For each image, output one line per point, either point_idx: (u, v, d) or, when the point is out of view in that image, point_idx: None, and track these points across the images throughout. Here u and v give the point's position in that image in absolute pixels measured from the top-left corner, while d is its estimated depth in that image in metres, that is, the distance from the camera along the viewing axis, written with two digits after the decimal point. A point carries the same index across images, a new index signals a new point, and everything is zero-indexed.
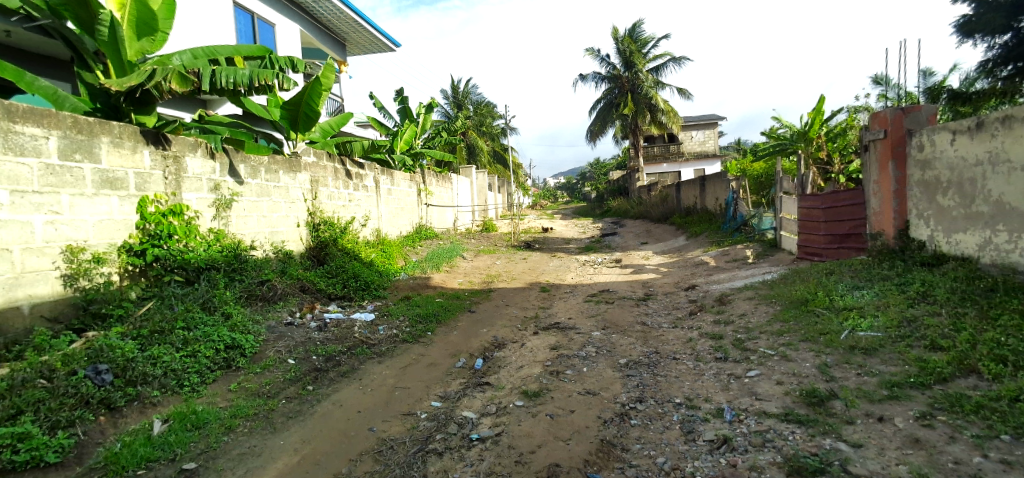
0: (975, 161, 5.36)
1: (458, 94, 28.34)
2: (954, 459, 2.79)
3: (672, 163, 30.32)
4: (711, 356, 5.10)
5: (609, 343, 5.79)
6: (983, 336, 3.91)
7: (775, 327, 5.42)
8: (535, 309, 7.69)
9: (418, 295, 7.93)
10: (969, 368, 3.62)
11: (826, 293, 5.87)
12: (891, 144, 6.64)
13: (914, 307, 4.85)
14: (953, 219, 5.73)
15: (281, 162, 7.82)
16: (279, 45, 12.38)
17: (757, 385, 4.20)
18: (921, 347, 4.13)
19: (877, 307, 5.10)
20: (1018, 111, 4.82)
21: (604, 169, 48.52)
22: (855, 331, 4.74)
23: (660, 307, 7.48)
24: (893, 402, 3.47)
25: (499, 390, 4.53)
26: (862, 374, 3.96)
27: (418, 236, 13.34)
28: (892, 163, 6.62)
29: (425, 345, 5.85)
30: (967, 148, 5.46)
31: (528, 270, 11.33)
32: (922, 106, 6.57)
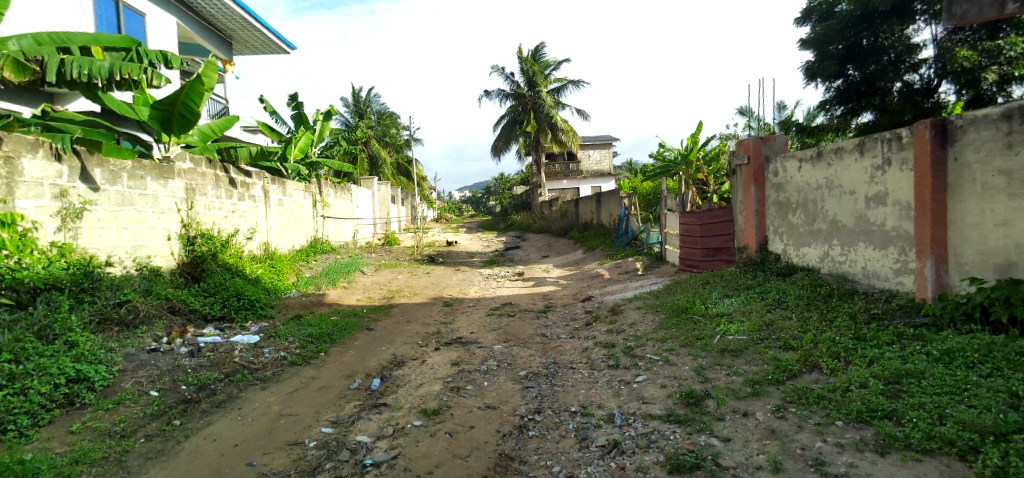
0: (816, 185, 6.22)
1: (359, 103, 27.43)
2: (801, 445, 3.18)
3: (571, 180, 31.69)
4: (604, 364, 5.37)
5: (509, 356, 5.87)
6: (824, 336, 4.51)
7: (659, 334, 5.85)
8: (437, 324, 7.58)
9: (311, 314, 7.45)
10: (812, 364, 4.15)
11: (702, 301, 6.45)
12: (754, 169, 7.50)
13: (772, 312, 5.49)
14: (801, 235, 6.61)
15: (149, 167, 7.01)
16: (150, 37, 11.17)
17: (643, 390, 4.49)
18: (777, 347, 4.68)
19: (743, 312, 5.69)
20: (845, 144, 5.70)
21: (508, 183, 49.49)
22: (725, 335, 5.25)
23: (559, 318, 7.74)
24: (755, 398, 3.88)
25: (396, 411, 4.38)
26: (731, 374, 4.39)
27: (312, 250, 12.60)
28: (754, 185, 7.50)
29: (316, 367, 5.51)
30: (810, 174, 6.34)
31: (430, 284, 11.17)
32: (777, 137, 7.37)
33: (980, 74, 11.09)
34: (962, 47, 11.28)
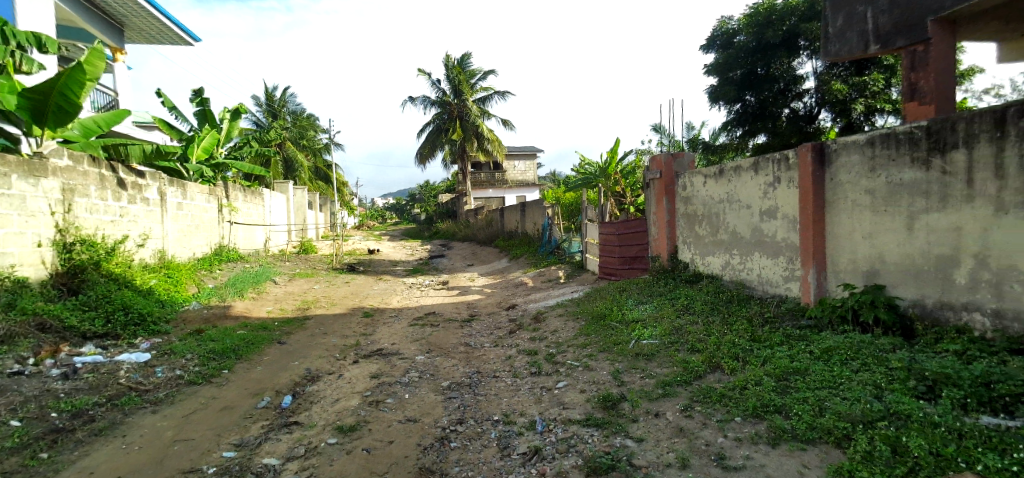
0: (719, 199, 6.72)
1: (273, 103, 25.97)
2: (705, 441, 3.39)
3: (497, 189, 31.76)
4: (526, 372, 5.43)
5: (431, 367, 5.77)
6: (725, 338, 4.86)
7: (579, 340, 6.02)
8: (356, 336, 7.28)
9: (213, 328, 6.88)
10: (715, 365, 4.46)
11: (619, 308, 6.73)
12: (665, 183, 7.97)
13: (681, 317, 5.84)
14: (706, 245, 7.10)
15: (15, 163, 6.18)
16: (20, 17, 9.89)
17: (564, 395, 4.58)
18: (685, 350, 4.97)
19: (655, 318, 6.00)
20: (742, 162, 6.21)
21: (433, 191, 48.91)
22: (640, 340, 5.50)
23: (482, 327, 7.73)
24: (665, 398, 4.10)
25: (308, 429, 4.15)
26: (644, 377, 4.61)
27: (216, 258, 11.68)
28: (665, 198, 7.97)
29: (218, 385, 5.10)
30: (714, 189, 6.84)
31: (349, 294, 10.74)
32: (684, 154, 7.87)
33: (851, 104, 12.64)
34: (838, 80, 12.65)
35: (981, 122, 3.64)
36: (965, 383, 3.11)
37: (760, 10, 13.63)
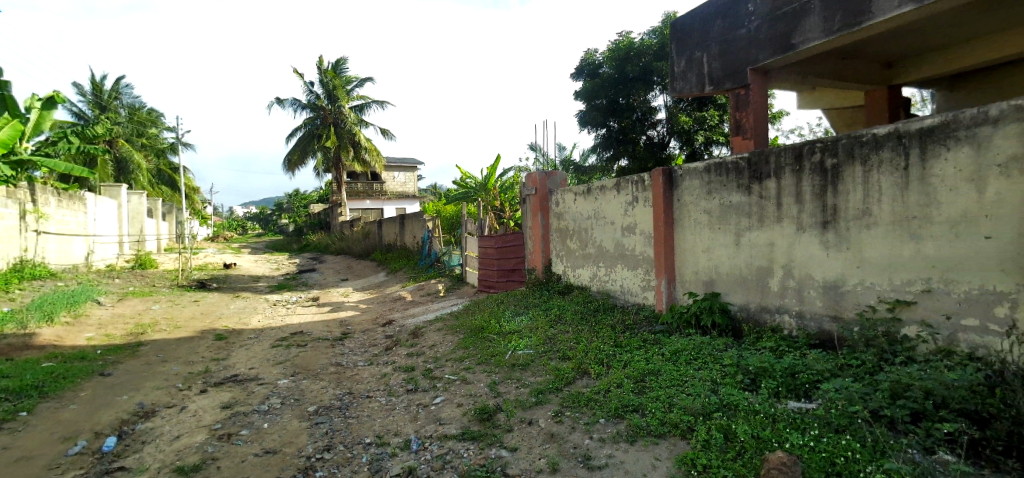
0: (587, 215, 7.20)
1: (102, 94, 22.40)
2: (574, 444, 3.58)
3: (374, 200, 30.64)
4: (402, 390, 5.26)
5: (296, 391, 5.35)
6: (592, 345, 5.19)
7: (457, 354, 6.00)
8: (205, 362, 6.48)
9: (9, 362, 5.67)
10: (583, 370, 4.73)
11: (496, 320, 6.84)
12: (540, 199, 8.35)
13: (554, 327, 6.11)
14: (576, 258, 7.55)
15: None
16: None
17: (441, 411, 4.53)
18: (557, 358, 5.21)
19: (530, 329, 6.20)
20: (607, 182, 6.73)
21: (302, 200, 45.63)
22: (515, 350, 5.64)
23: (356, 345, 7.36)
24: (538, 406, 4.25)
25: (139, 475, 3.59)
26: (519, 386, 4.73)
27: (15, 276, 9.68)
28: (540, 213, 8.35)
29: (14, 432, 4.20)
30: (583, 205, 7.31)
31: (198, 315, 9.55)
32: (558, 172, 8.35)
33: (694, 135, 14.33)
34: (683, 113, 14.28)
35: (786, 156, 4.35)
36: (778, 374, 3.67)
37: (621, 46, 14.97)
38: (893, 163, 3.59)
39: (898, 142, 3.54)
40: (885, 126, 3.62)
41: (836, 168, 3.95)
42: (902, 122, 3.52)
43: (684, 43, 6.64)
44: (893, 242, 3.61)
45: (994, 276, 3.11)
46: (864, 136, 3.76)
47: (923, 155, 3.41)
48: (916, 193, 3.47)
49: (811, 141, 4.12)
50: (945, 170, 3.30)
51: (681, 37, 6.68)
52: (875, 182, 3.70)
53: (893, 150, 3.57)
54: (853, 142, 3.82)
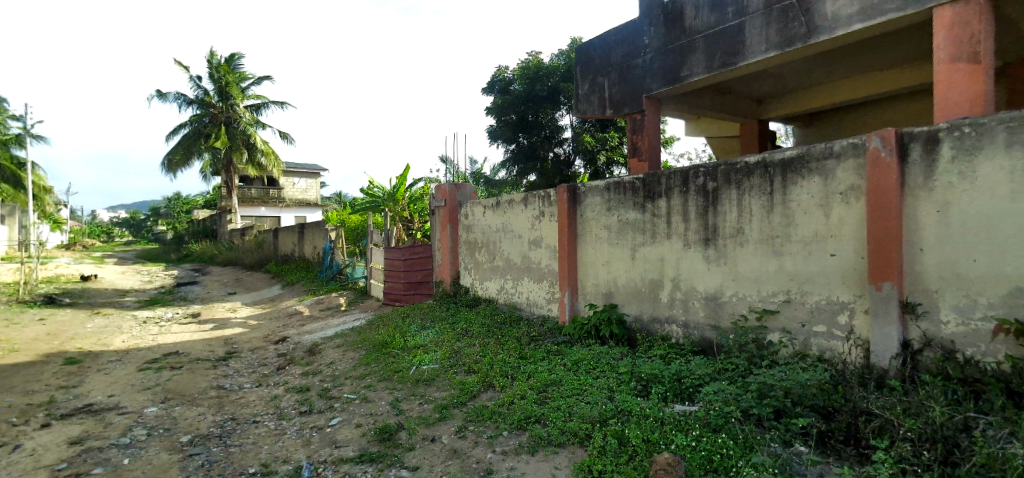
0: (495, 228, 7.29)
1: None
2: (476, 459, 3.56)
3: (270, 207, 28.57)
4: (295, 412, 4.92)
5: (167, 420, 4.79)
6: (497, 358, 5.22)
7: (357, 371, 5.74)
8: (50, 391, 5.60)
9: None
10: (489, 383, 4.74)
11: (401, 335, 6.65)
12: (449, 211, 8.30)
13: (460, 340, 6.06)
14: (485, 270, 7.58)
15: None
16: None
17: (337, 433, 4.30)
18: (462, 372, 5.17)
19: (436, 342, 6.11)
20: (515, 196, 6.86)
21: (185, 205, 41.43)
22: (420, 365, 5.52)
23: (243, 366, 6.77)
24: (442, 422, 4.18)
25: None
26: (422, 403, 4.63)
27: None
28: (449, 225, 8.29)
29: None
30: (492, 218, 7.38)
31: (45, 336, 8.25)
32: (467, 185, 8.40)
33: (597, 154, 15.07)
34: (587, 133, 15.00)
35: (674, 179, 4.72)
36: (667, 380, 3.93)
37: (530, 65, 15.42)
38: (761, 188, 4.03)
39: (765, 170, 3.99)
40: (756, 155, 4.06)
41: (716, 191, 4.35)
42: (768, 152, 3.98)
43: (587, 67, 6.96)
44: (761, 258, 4.04)
45: (837, 287, 3.58)
46: (738, 164, 4.19)
47: (784, 182, 3.87)
48: (778, 215, 3.92)
49: (696, 166, 4.51)
50: (801, 197, 3.77)
51: (585, 61, 7.01)
52: (747, 205, 4.13)
53: (761, 176, 4.02)
54: (730, 168, 4.24)
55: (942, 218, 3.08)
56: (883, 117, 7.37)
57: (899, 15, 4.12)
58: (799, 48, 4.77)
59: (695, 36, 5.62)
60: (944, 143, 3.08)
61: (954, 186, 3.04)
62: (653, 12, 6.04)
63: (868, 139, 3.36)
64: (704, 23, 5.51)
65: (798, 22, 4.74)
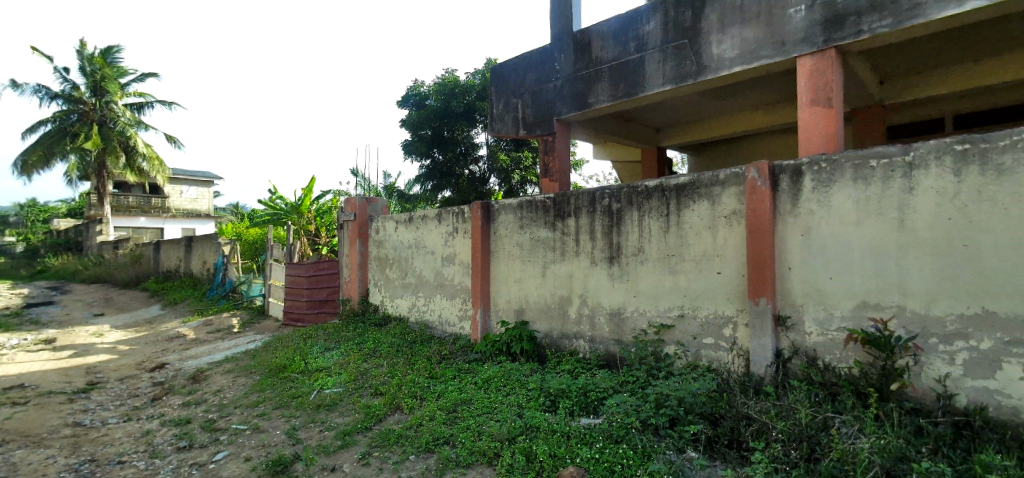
0: (407, 244, 7.12)
1: None
2: None
3: (151, 217, 25.50)
4: (171, 448, 4.41)
5: (5, 467, 4.08)
6: (406, 378, 5.05)
7: (249, 399, 5.28)
8: None
9: None
10: (396, 405, 4.57)
11: (302, 357, 6.24)
12: (359, 225, 7.95)
13: (367, 361, 5.81)
14: (395, 287, 7.37)
15: None
16: None
17: (223, 469, 3.91)
18: (368, 394, 4.95)
19: (340, 364, 5.80)
20: (428, 212, 6.75)
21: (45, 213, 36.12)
22: (322, 390, 5.20)
23: (110, 398, 5.96)
24: (343, 450, 3.95)
25: None
26: (323, 430, 4.35)
27: None
28: (358, 240, 7.94)
29: None
30: (404, 234, 7.20)
31: None
32: (378, 199, 8.15)
33: (512, 172, 15.35)
34: (502, 152, 15.31)
35: (582, 199, 4.91)
36: (574, 394, 4.03)
37: (447, 82, 15.44)
38: (659, 210, 4.30)
39: (662, 194, 4.27)
40: (654, 179, 4.33)
41: (620, 212, 4.58)
42: (665, 178, 4.26)
43: (501, 88, 7.10)
44: (659, 276, 4.30)
45: (723, 303, 3.90)
46: (639, 187, 4.44)
47: (679, 205, 4.16)
48: (674, 236, 4.20)
49: (602, 188, 4.72)
50: (693, 219, 4.07)
51: (499, 82, 7.15)
52: (646, 226, 4.39)
53: (659, 200, 4.29)
54: (632, 191, 4.49)
55: (806, 241, 3.49)
56: (762, 149, 8.22)
57: (772, 62, 4.63)
58: (690, 84, 5.21)
59: (601, 65, 5.94)
60: (806, 175, 3.49)
61: (815, 213, 3.45)
62: (563, 40, 6.33)
63: (747, 170, 3.72)
64: (609, 54, 5.85)
65: (690, 60, 5.17)
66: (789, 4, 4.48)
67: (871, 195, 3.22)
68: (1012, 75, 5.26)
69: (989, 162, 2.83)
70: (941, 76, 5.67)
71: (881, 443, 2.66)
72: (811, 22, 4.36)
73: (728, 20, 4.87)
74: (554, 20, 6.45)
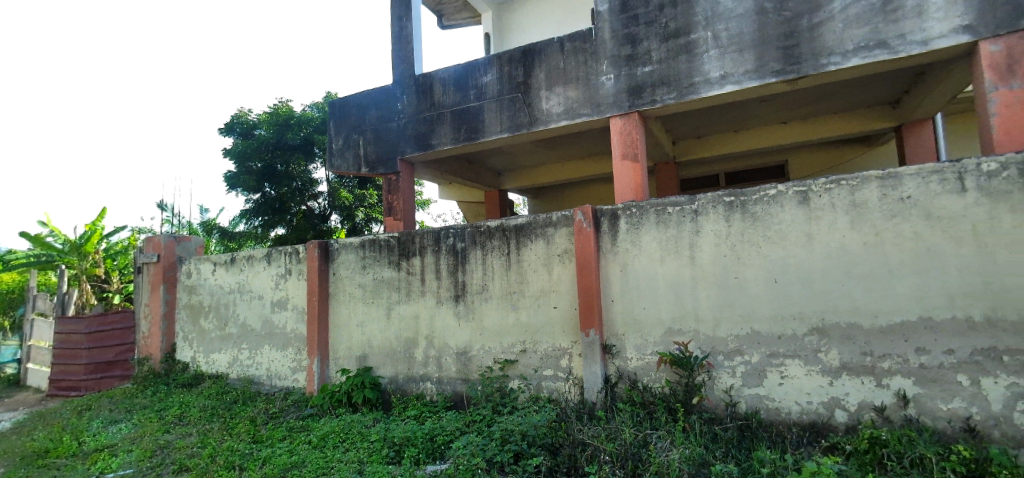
0: (228, 289, 6.32)
1: None
2: None
3: None
4: None
5: None
6: (222, 446, 4.36)
7: None
8: None
9: None
10: None
11: (74, 436, 5.03)
12: (163, 269, 6.81)
13: (169, 432, 4.90)
14: (211, 340, 6.45)
15: None
16: None
17: None
18: (169, 472, 4.09)
19: (131, 440, 4.78)
20: (255, 252, 6.10)
21: None
22: (103, 474, 4.17)
23: None
24: None
25: None
26: None
27: None
28: (162, 286, 6.79)
29: None
30: (223, 278, 6.38)
31: None
32: (191, 237, 7.15)
33: (356, 210, 14.28)
34: (344, 189, 14.16)
35: (427, 238, 4.92)
36: (419, 441, 3.90)
37: (279, 112, 13.51)
38: (500, 249, 4.51)
39: (503, 234, 4.48)
40: (495, 220, 4.54)
41: (464, 250, 4.69)
42: (506, 218, 4.49)
43: (341, 123, 6.86)
44: (503, 312, 4.47)
45: (559, 336, 4.20)
46: (481, 227, 4.60)
47: (518, 245, 4.42)
48: (514, 273, 4.43)
49: (446, 227, 4.79)
50: (531, 258, 4.35)
51: (339, 117, 6.90)
52: (489, 265, 4.56)
53: (500, 240, 4.50)
54: (475, 231, 4.63)
55: (624, 276, 3.97)
56: (587, 195, 9.20)
57: (591, 120, 5.26)
58: (525, 133, 5.64)
59: (442, 109, 6.13)
60: (621, 219, 3.98)
61: (630, 251, 3.95)
62: (405, 82, 6.41)
63: (574, 213, 4.11)
64: (451, 99, 6.07)
65: (523, 112, 5.63)
66: (601, 72, 5.18)
67: (670, 235, 3.81)
68: (760, 142, 6.74)
69: (747, 211, 3.56)
70: (716, 141, 6.99)
71: (687, 452, 3.08)
72: (619, 89, 5.10)
73: (553, 80, 5.45)
74: (395, 63, 6.52)
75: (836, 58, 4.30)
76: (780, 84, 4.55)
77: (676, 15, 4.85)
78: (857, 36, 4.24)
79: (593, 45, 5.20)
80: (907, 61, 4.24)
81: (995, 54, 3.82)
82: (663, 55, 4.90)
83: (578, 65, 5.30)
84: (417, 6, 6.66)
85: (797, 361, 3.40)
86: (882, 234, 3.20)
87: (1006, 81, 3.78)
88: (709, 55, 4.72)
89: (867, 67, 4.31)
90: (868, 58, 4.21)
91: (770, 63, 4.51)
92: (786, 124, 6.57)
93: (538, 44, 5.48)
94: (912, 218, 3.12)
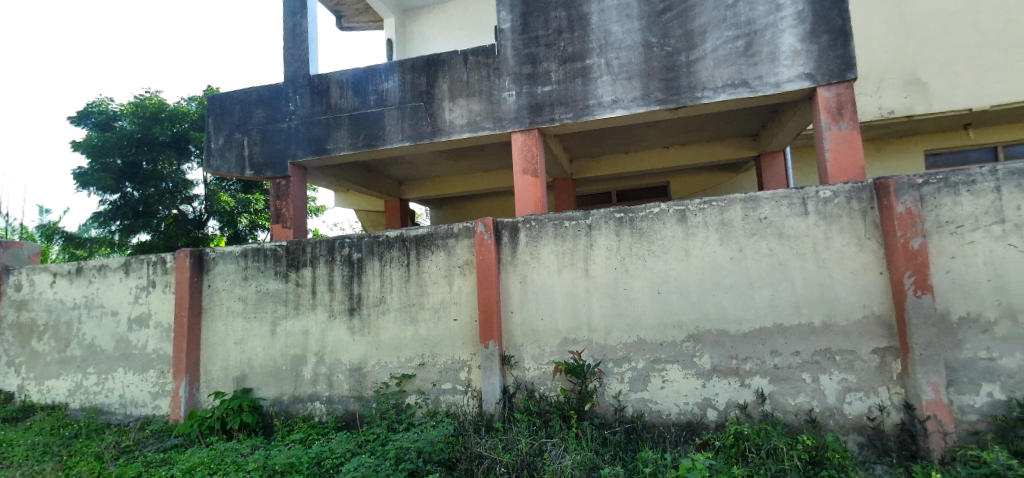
0: (72, 304, 5.42)
1: None
2: None
3: None
4: None
5: None
6: None
7: None
8: None
9: None
10: None
11: None
12: None
13: None
14: (46, 364, 5.48)
15: None
16: None
17: None
18: None
19: None
20: (109, 261, 5.32)
21: None
22: None
23: None
24: None
25: None
26: None
27: None
28: None
29: None
30: (65, 290, 5.47)
31: None
32: (23, 243, 6.05)
33: (238, 216, 13.05)
34: (226, 192, 12.89)
35: (320, 248, 4.64)
36: (304, 467, 3.60)
37: (147, 103, 11.93)
38: (399, 260, 4.38)
39: (402, 244, 4.37)
40: (395, 230, 4.42)
41: (361, 261, 4.49)
42: (406, 228, 4.38)
43: (223, 120, 6.27)
44: (400, 325, 4.34)
45: (458, 348, 4.17)
46: (379, 237, 4.45)
47: (418, 255, 4.33)
48: (414, 285, 4.33)
49: (341, 236, 4.56)
50: (432, 268, 4.28)
51: (220, 113, 6.30)
52: (387, 276, 4.41)
53: (400, 250, 4.38)
54: (374, 241, 4.47)
55: (523, 286, 4.06)
56: (489, 207, 9.30)
57: (492, 133, 5.36)
58: (426, 143, 5.59)
59: (339, 113, 5.86)
60: (521, 231, 4.09)
61: (529, 263, 4.06)
62: (298, 82, 6.05)
63: (476, 224, 4.12)
64: (348, 103, 5.83)
65: (424, 121, 5.57)
66: (503, 88, 5.31)
67: (567, 248, 3.98)
68: (647, 164, 7.31)
69: (635, 227, 3.84)
70: (609, 161, 7.45)
71: (578, 458, 3.22)
72: (519, 106, 5.26)
73: (456, 92, 5.47)
74: (288, 61, 6.13)
75: (708, 92, 4.82)
76: (662, 112, 5.00)
77: (573, 40, 5.13)
78: (724, 75, 4.79)
79: (495, 61, 5.32)
80: (763, 100, 4.87)
81: (829, 99, 4.54)
82: (561, 76, 5.15)
83: (480, 79, 5.39)
84: (314, 4, 6.33)
85: (675, 366, 3.70)
86: (744, 250, 3.62)
87: (836, 123, 4.50)
88: (602, 80, 5.05)
89: (732, 102, 4.89)
90: (733, 95, 4.77)
91: (655, 92, 4.93)
92: (669, 148, 7.20)
93: (441, 55, 5.48)
94: (768, 236, 3.58)
